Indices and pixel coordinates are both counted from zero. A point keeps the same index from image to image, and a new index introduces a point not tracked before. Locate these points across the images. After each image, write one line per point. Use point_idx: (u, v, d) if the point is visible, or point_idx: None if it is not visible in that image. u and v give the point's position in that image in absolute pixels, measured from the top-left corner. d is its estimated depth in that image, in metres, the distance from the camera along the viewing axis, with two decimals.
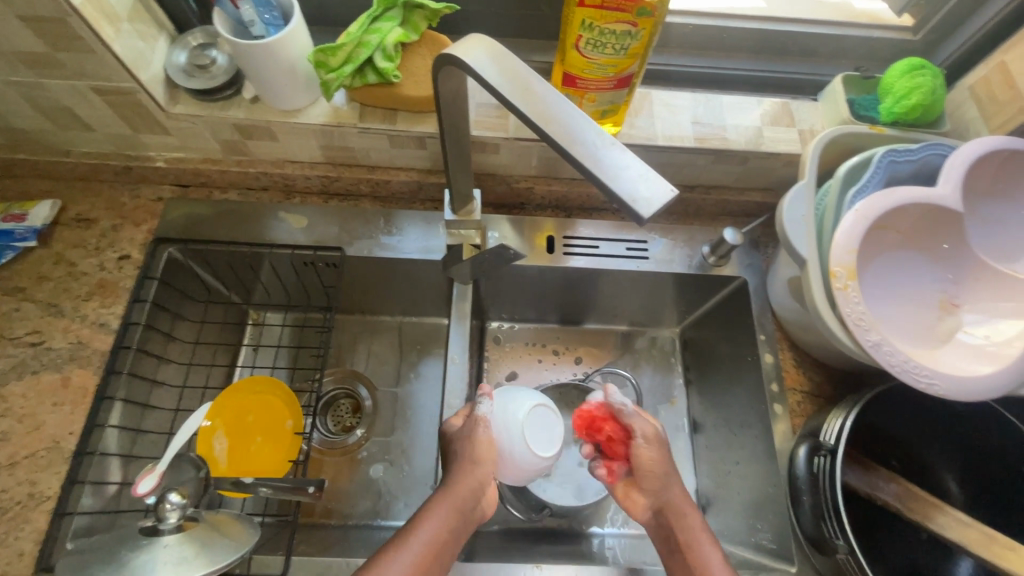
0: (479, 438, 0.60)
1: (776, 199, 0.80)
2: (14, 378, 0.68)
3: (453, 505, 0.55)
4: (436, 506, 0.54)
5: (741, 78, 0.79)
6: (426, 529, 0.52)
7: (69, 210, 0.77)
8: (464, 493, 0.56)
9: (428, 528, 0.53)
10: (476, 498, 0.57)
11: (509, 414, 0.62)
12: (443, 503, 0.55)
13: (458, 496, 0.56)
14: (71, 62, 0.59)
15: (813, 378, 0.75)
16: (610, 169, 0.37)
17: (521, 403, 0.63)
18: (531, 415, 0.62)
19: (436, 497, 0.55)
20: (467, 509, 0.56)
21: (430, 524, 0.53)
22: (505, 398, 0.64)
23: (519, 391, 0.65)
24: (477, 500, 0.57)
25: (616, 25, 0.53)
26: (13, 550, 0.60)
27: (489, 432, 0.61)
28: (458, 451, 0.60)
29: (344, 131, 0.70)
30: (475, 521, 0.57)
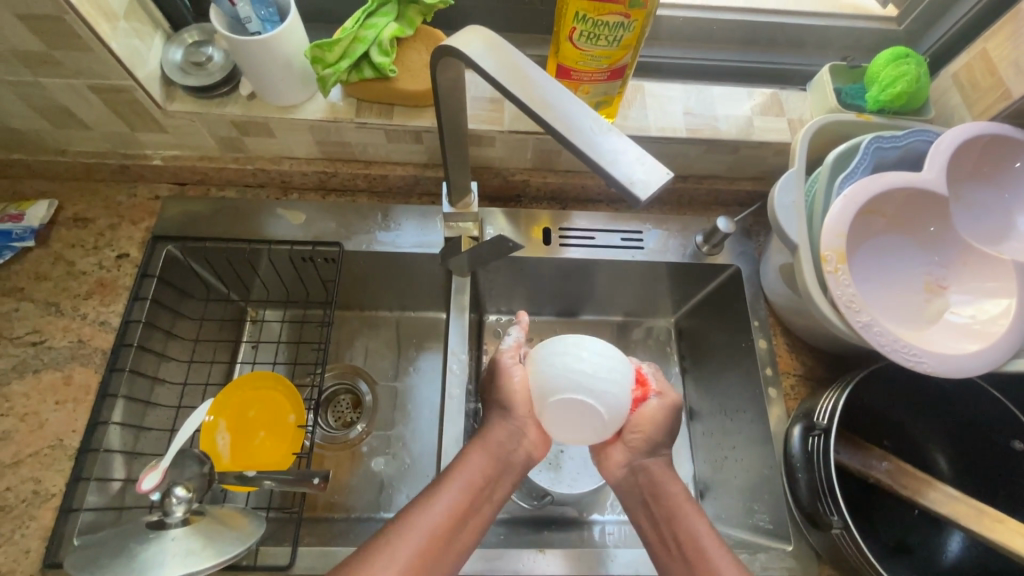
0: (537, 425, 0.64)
1: (767, 188, 0.82)
2: (15, 377, 0.68)
3: (485, 458, 0.61)
4: (472, 454, 0.61)
5: (732, 69, 0.80)
6: (461, 479, 0.59)
7: (67, 209, 0.78)
8: (497, 442, 0.62)
9: (461, 477, 0.60)
10: (510, 445, 0.63)
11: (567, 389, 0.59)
12: (480, 452, 0.61)
13: (494, 444, 0.62)
14: (68, 60, 0.59)
15: (806, 362, 0.77)
16: (609, 155, 0.38)
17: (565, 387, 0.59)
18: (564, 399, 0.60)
19: (472, 446, 0.62)
20: (500, 457, 0.62)
21: (463, 474, 0.60)
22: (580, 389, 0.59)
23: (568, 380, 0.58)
24: (510, 446, 0.63)
25: (608, 17, 0.54)
26: (19, 547, 0.60)
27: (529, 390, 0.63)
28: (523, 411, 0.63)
29: (341, 126, 0.70)
30: (516, 469, 0.63)
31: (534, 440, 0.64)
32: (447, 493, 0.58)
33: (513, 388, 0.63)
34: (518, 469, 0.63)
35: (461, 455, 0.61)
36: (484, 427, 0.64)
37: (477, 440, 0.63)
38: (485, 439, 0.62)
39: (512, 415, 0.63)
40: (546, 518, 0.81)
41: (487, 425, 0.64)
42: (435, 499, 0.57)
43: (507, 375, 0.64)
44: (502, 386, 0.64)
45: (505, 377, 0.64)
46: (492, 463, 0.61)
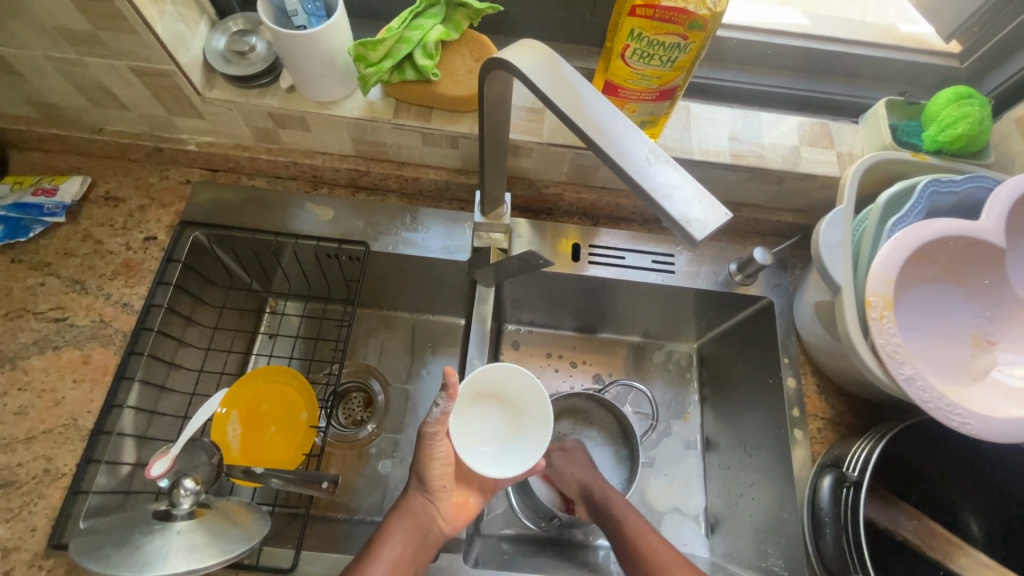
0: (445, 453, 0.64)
1: (808, 220, 0.79)
2: (35, 353, 0.68)
3: (410, 527, 0.60)
4: (394, 528, 0.59)
5: (782, 96, 0.78)
6: (388, 553, 0.57)
7: (99, 187, 0.78)
8: (416, 512, 0.61)
9: (390, 549, 0.57)
10: (429, 519, 0.62)
11: (477, 435, 0.66)
12: (401, 523, 0.60)
13: (415, 517, 0.61)
14: (112, 41, 0.59)
15: (835, 406, 0.74)
16: (664, 189, 0.35)
17: (479, 436, 0.66)
18: (478, 436, 0.66)
19: (393, 519, 0.60)
20: (422, 531, 0.60)
21: (392, 546, 0.58)
22: (480, 430, 0.66)
23: (480, 436, 0.66)
24: (431, 519, 0.62)
25: (664, 37, 0.52)
26: (26, 524, 0.60)
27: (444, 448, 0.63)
28: (437, 476, 0.63)
29: (378, 126, 0.69)
30: (435, 541, 0.61)
31: (451, 513, 0.64)
32: (378, 567, 0.56)
33: (438, 465, 0.64)
34: (437, 544, 0.62)
35: (383, 527, 0.59)
36: (400, 500, 0.63)
37: (397, 514, 0.61)
38: (404, 511, 0.61)
39: (431, 490, 0.63)
40: (551, 538, 0.79)
41: (405, 499, 0.63)
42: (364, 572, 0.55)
43: (431, 451, 0.63)
44: (429, 460, 0.63)
45: (427, 449, 0.63)
46: (414, 535, 0.60)
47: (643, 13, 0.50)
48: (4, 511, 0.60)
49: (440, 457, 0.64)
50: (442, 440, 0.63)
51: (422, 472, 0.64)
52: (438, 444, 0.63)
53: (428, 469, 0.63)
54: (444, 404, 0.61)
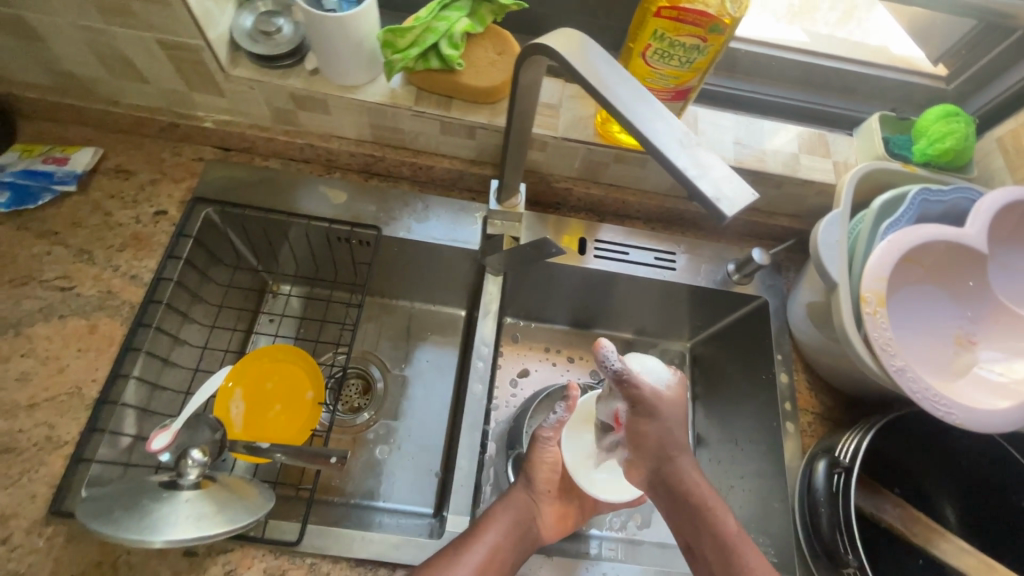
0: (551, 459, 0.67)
1: (802, 225, 0.83)
2: (39, 320, 0.67)
3: (511, 519, 0.61)
4: (498, 516, 0.61)
5: (782, 106, 0.82)
6: (490, 537, 0.58)
7: (110, 160, 0.78)
8: (520, 508, 0.63)
9: (491, 534, 0.59)
10: (530, 518, 0.63)
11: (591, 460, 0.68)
12: (504, 515, 0.61)
13: (518, 512, 0.63)
14: (144, 12, 0.60)
15: (824, 402, 0.77)
16: (695, 170, 0.38)
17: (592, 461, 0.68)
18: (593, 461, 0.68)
19: (498, 508, 0.62)
20: (522, 527, 0.62)
21: (493, 532, 0.59)
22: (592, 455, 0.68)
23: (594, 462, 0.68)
24: (531, 519, 0.63)
25: (686, 39, 0.55)
26: (25, 491, 0.59)
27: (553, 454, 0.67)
28: (544, 476, 0.66)
29: (398, 112, 0.71)
30: (531, 542, 0.62)
31: (548, 520, 0.65)
32: (479, 546, 0.58)
33: (545, 468, 0.66)
34: (531, 546, 0.63)
35: (487, 514, 0.61)
36: (507, 494, 0.65)
37: (502, 506, 0.63)
38: (507, 504, 0.63)
39: (535, 490, 0.65)
40: None
41: (511, 494, 0.65)
42: (466, 550, 0.57)
43: (540, 454, 0.67)
44: (542, 461, 0.66)
45: (538, 453, 0.67)
46: (515, 529, 0.61)
47: (668, 15, 0.53)
48: (3, 478, 0.59)
49: (548, 462, 0.67)
50: (552, 445, 0.67)
51: (530, 469, 0.66)
52: (548, 449, 0.67)
53: (534, 468, 0.66)
54: (561, 412, 0.65)
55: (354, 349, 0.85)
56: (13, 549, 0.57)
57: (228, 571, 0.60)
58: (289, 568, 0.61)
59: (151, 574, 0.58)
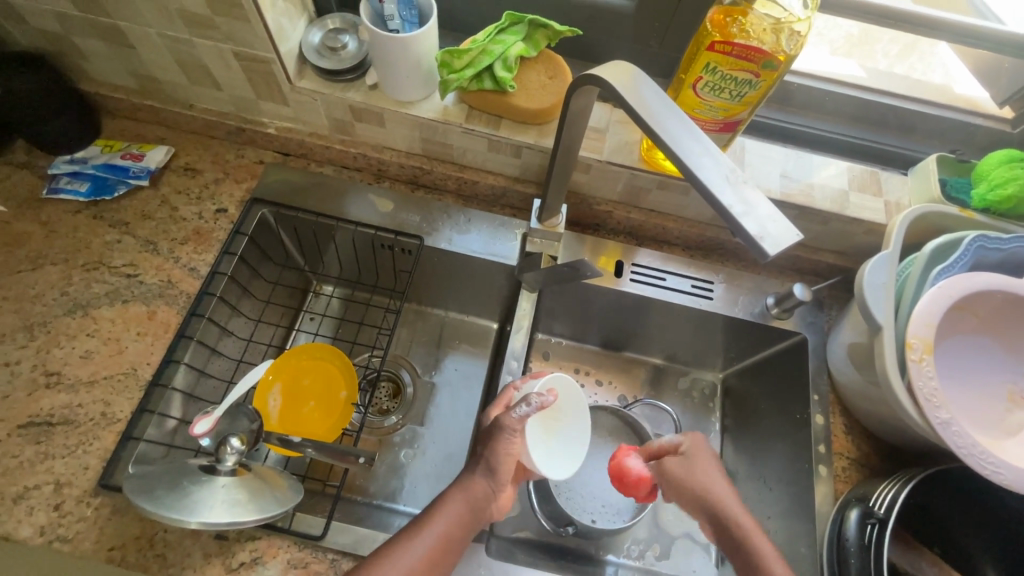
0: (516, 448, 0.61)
1: (848, 263, 0.81)
2: (106, 303, 0.72)
3: (461, 509, 0.59)
4: (448, 503, 0.59)
5: (832, 141, 0.81)
6: (438, 524, 0.57)
7: (179, 158, 0.83)
8: (476, 495, 0.60)
9: (438, 523, 0.58)
10: (486, 504, 0.61)
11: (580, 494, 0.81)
12: (456, 501, 0.60)
13: (472, 498, 0.60)
14: (225, 27, 0.65)
15: (862, 448, 0.74)
16: (740, 207, 0.38)
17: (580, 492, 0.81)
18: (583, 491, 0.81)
19: (449, 494, 0.60)
20: (477, 512, 0.60)
21: (443, 521, 0.58)
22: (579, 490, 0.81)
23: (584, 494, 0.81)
24: (488, 504, 0.61)
25: (738, 72, 0.55)
26: (80, 462, 0.63)
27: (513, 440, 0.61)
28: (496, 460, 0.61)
29: (449, 129, 0.74)
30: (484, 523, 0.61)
31: (504, 502, 0.63)
32: (425, 538, 0.57)
33: (506, 457, 0.61)
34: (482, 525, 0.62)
35: (438, 500, 0.59)
36: (464, 477, 0.62)
37: (454, 488, 0.61)
38: (464, 489, 0.60)
39: (495, 479, 0.61)
40: (561, 547, 0.79)
41: (466, 479, 0.61)
42: (413, 542, 0.56)
43: (503, 444, 0.61)
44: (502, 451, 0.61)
45: (501, 442, 0.61)
46: (466, 516, 0.59)
47: (722, 50, 0.54)
48: (61, 447, 0.64)
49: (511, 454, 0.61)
50: (518, 435, 0.61)
51: (488, 459, 0.61)
52: (511, 440, 0.61)
53: (495, 460, 0.61)
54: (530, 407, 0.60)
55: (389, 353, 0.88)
56: (63, 515, 0.61)
57: (254, 558, 0.62)
58: (310, 562, 0.62)
59: (185, 553, 0.61)
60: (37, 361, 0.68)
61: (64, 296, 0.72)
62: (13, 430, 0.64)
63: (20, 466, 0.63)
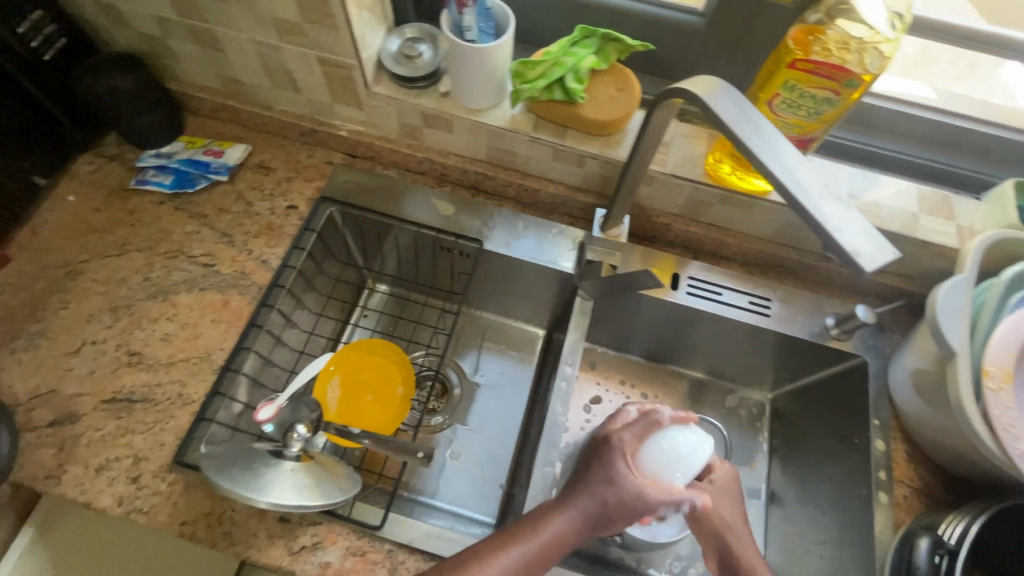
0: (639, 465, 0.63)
1: (913, 286, 0.79)
2: (184, 290, 0.76)
3: (566, 533, 0.59)
4: (566, 508, 0.60)
5: (902, 163, 0.80)
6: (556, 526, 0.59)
7: (255, 156, 0.88)
8: (597, 503, 0.61)
9: (555, 525, 0.59)
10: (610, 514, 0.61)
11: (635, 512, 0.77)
12: (576, 507, 0.60)
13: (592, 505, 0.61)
14: (313, 33, 0.68)
15: (924, 477, 0.72)
16: (835, 223, 0.39)
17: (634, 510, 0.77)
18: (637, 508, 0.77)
19: (570, 499, 0.61)
20: (596, 521, 0.60)
21: (560, 525, 0.59)
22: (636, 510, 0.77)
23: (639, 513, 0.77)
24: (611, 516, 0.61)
25: (818, 90, 0.56)
26: (156, 439, 0.67)
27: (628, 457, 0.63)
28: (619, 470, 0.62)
29: (516, 137, 0.76)
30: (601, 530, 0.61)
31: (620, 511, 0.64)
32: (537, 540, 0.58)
33: (630, 469, 0.63)
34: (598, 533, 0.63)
35: (556, 502, 0.61)
36: (586, 484, 0.62)
37: (576, 491, 0.62)
38: (588, 496, 0.61)
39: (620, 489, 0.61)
40: (604, 558, 0.79)
41: (572, 503, 0.61)
42: (525, 541, 0.58)
43: (614, 458, 0.63)
44: (608, 479, 0.62)
45: (612, 456, 0.63)
46: (584, 522, 0.60)
47: (804, 67, 0.55)
48: (141, 424, 0.68)
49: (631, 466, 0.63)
50: (625, 448, 0.64)
51: (608, 466, 0.63)
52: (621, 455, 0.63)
53: (616, 470, 0.62)
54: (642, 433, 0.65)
55: (444, 353, 0.90)
56: (141, 488, 0.65)
57: (314, 543, 0.64)
58: (367, 551, 0.64)
59: (250, 533, 0.63)
60: (121, 341, 0.72)
61: (147, 281, 0.77)
62: (97, 404, 0.69)
63: (103, 439, 0.67)
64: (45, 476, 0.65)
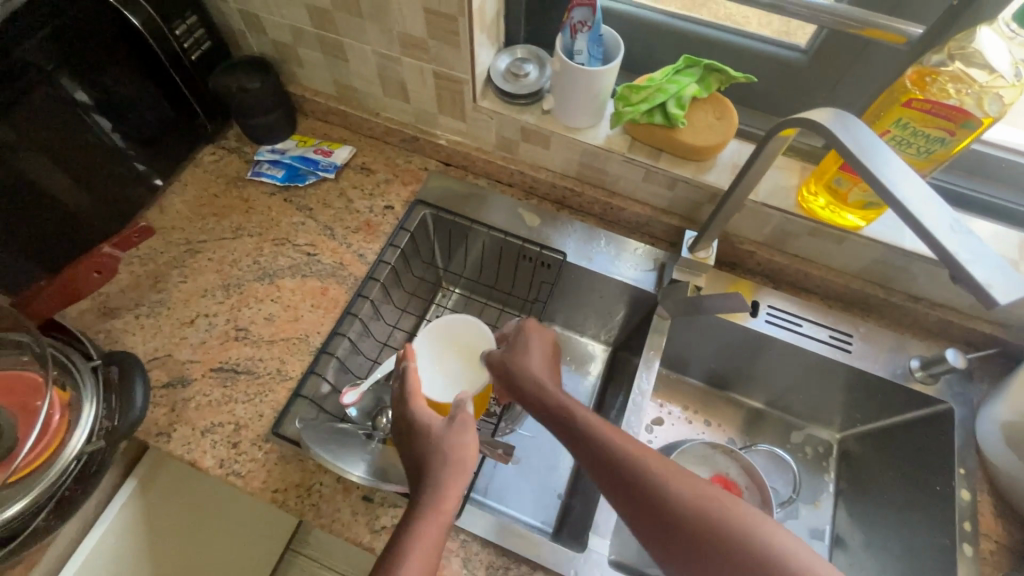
0: (463, 439, 0.54)
1: (1007, 336, 0.77)
2: (288, 275, 0.82)
3: (440, 522, 0.48)
4: (419, 514, 0.48)
5: (1003, 209, 0.79)
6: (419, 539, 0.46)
7: (358, 158, 0.94)
8: (447, 501, 0.49)
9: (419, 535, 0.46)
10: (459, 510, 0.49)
11: None
12: (427, 513, 0.48)
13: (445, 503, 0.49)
14: (435, 49, 0.74)
15: (1012, 534, 0.69)
16: (967, 255, 0.40)
17: None
18: None
19: (416, 508, 0.48)
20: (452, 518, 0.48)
21: (423, 533, 0.46)
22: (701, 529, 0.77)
23: None
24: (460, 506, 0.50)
25: (931, 130, 0.58)
26: (256, 410, 0.72)
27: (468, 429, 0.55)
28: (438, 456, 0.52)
29: (610, 157, 0.79)
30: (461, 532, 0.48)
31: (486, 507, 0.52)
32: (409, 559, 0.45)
33: (452, 446, 0.53)
34: None
35: (406, 515, 0.48)
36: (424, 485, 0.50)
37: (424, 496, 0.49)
38: (431, 493, 0.49)
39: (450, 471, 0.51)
40: None
41: (430, 509, 0.48)
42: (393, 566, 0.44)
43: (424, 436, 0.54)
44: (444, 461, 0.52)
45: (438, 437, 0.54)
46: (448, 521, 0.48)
47: (919, 108, 0.57)
48: (243, 394, 0.73)
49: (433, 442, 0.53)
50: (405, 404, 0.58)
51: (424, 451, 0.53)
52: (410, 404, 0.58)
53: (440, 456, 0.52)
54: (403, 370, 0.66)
55: None
56: (240, 453, 0.69)
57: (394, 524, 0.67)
58: None
59: (335, 508, 0.67)
60: (230, 316, 0.79)
61: (256, 264, 0.83)
62: (206, 372, 0.74)
63: (209, 404, 0.72)
64: (157, 432, 0.70)
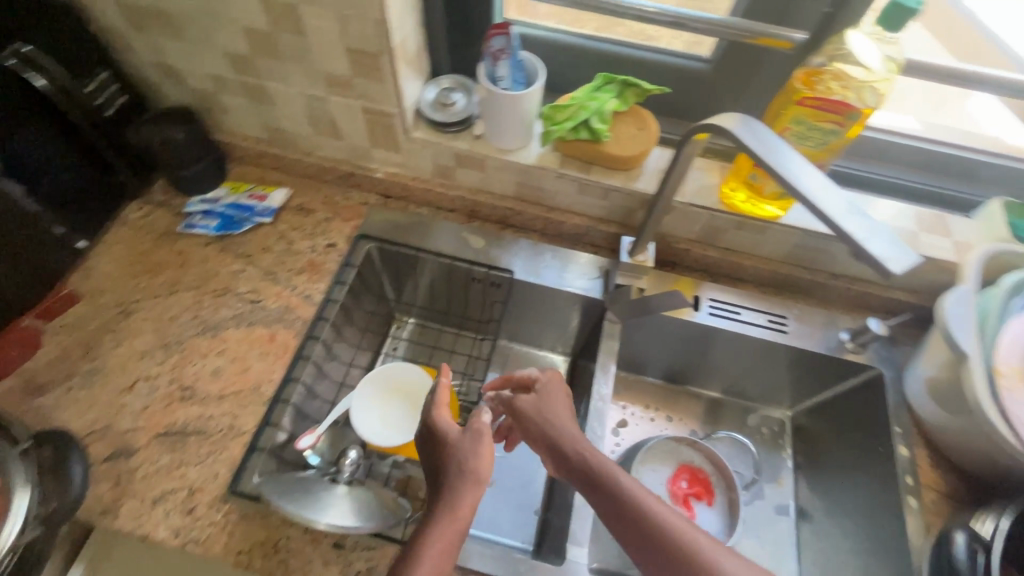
0: (480, 449, 0.53)
1: (920, 300, 0.84)
2: (232, 326, 0.80)
3: (454, 530, 0.48)
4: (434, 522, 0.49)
5: (899, 187, 0.87)
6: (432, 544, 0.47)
7: (295, 199, 0.93)
8: (464, 507, 0.50)
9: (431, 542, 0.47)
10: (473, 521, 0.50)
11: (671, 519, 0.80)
12: (443, 520, 0.49)
13: (460, 514, 0.49)
14: (361, 85, 0.75)
15: (949, 481, 0.75)
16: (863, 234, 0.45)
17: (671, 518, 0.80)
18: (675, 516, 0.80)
19: (433, 514, 0.49)
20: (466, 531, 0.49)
21: (436, 540, 0.47)
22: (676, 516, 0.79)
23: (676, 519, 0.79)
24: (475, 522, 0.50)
25: (824, 123, 0.64)
26: (210, 471, 0.69)
27: (483, 443, 0.54)
28: (455, 461, 0.53)
29: (544, 173, 0.82)
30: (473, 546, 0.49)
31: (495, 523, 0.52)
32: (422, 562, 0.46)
33: (473, 454, 0.53)
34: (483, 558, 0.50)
35: (421, 522, 0.49)
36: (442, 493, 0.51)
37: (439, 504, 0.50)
38: (447, 502, 0.50)
39: (467, 480, 0.52)
40: None
41: (442, 517, 0.49)
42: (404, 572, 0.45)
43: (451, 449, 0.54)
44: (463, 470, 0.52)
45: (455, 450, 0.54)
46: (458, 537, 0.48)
47: (810, 104, 0.63)
48: (194, 456, 0.70)
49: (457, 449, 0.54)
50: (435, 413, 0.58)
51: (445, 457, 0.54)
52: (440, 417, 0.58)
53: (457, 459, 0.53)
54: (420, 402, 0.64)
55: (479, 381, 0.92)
56: (196, 519, 0.66)
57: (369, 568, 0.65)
58: None
59: (304, 561, 0.64)
60: (173, 376, 0.75)
61: (196, 318, 0.80)
62: (151, 438, 0.70)
63: (158, 472, 0.68)
64: (101, 511, 0.65)
